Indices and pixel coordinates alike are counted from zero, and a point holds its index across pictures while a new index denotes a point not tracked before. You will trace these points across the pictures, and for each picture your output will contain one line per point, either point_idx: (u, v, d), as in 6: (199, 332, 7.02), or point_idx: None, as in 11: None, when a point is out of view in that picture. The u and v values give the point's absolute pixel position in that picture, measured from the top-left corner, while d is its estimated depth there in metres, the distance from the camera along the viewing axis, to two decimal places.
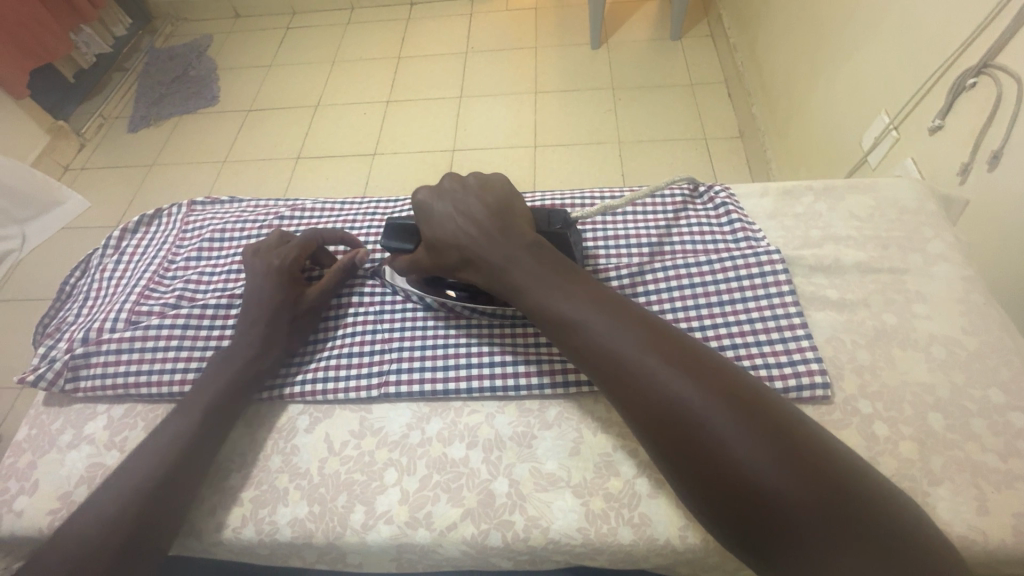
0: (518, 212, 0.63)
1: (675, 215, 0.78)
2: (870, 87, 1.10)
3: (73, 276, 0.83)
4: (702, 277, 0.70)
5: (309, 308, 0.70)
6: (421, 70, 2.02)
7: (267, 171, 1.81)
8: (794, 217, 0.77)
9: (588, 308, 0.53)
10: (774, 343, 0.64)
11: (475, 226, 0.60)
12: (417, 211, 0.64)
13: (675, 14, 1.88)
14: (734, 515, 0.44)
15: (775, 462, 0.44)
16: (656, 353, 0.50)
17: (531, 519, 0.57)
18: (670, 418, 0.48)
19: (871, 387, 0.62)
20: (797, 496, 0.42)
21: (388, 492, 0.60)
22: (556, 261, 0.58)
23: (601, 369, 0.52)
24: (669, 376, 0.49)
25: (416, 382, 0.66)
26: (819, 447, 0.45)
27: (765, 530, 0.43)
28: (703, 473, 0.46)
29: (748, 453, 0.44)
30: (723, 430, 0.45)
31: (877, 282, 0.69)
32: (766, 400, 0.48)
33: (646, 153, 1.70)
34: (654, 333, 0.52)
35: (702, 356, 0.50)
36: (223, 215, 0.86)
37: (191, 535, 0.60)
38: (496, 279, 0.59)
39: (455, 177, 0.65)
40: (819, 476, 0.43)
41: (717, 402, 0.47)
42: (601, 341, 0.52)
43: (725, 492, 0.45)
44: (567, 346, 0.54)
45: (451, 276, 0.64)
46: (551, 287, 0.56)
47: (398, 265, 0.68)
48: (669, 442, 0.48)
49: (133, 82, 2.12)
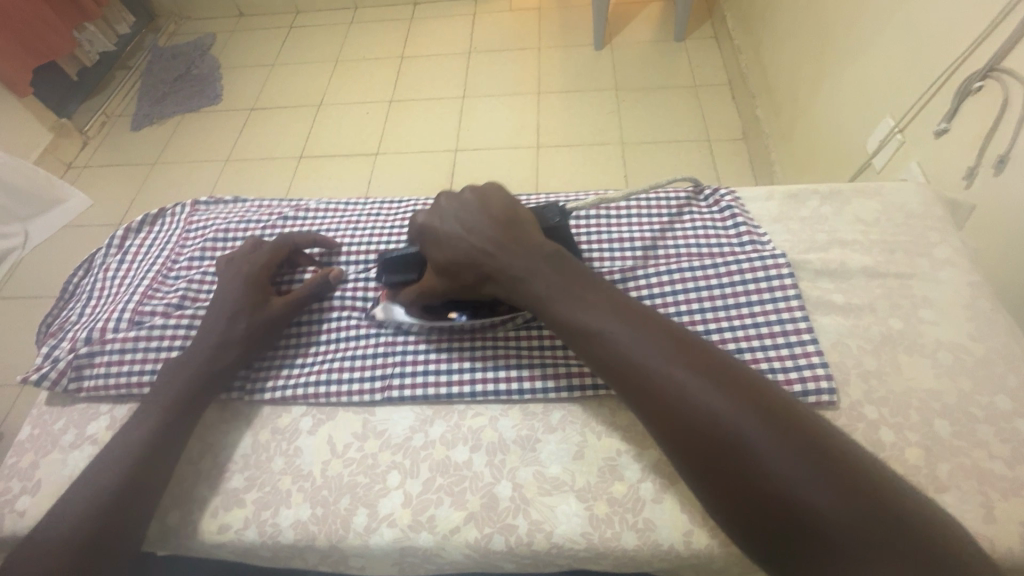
0: (527, 221, 0.62)
1: (680, 217, 0.78)
2: (875, 89, 1.09)
3: (76, 275, 0.83)
4: (707, 279, 0.70)
5: (272, 318, 0.68)
6: (424, 70, 2.02)
7: (269, 171, 1.81)
8: (800, 221, 0.76)
9: (612, 321, 0.53)
10: (779, 347, 0.64)
11: (488, 240, 0.59)
12: (417, 234, 0.64)
13: (679, 15, 1.88)
14: (768, 528, 0.44)
15: (812, 475, 0.43)
16: (684, 366, 0.50)
17: (534, 523, 0.56)
18: (701, 433, 0.47)
19: (877, 392, 0.61)
20: (832, 510, 0.42)
21: (391, 494, 0.59)
22: (575, 271, 0.58)
23: (629, 383, 0.52)
24: (699, 390, 0.48)
25: (419, 386, 0.65)
26: (851, 458, 0.45)
27: (802, 545, 0.43)
28: (737, 488, 0.46)
29: (783, 467, 0.44)
30: (755, 441, 0.45)
31: (883, 287, 0.69)
32: (797, 412, 0.47)
33: (649, 155, 1.70)
34: (681, 345, 0.51)
35: (730, 367, 0.50)
36: (227, 215, 0.85)
37: (193, 535, 0.60)
38: (516, 292, 0.58)
39: (450, 195, 0.64)
40: (854, 488, 0.43)
41: (749, 416, 0.46)
42: (628, 354, 0.51)
43: (759, 507, 0.45)
44: (593, 359, 0.54)
45: (470, 296, 0.63)
46: (574, 299, 0.55)
47: (400, 298, 0.67)
48: (700, 456, 0.47)
49: (136, 81, 2.12)
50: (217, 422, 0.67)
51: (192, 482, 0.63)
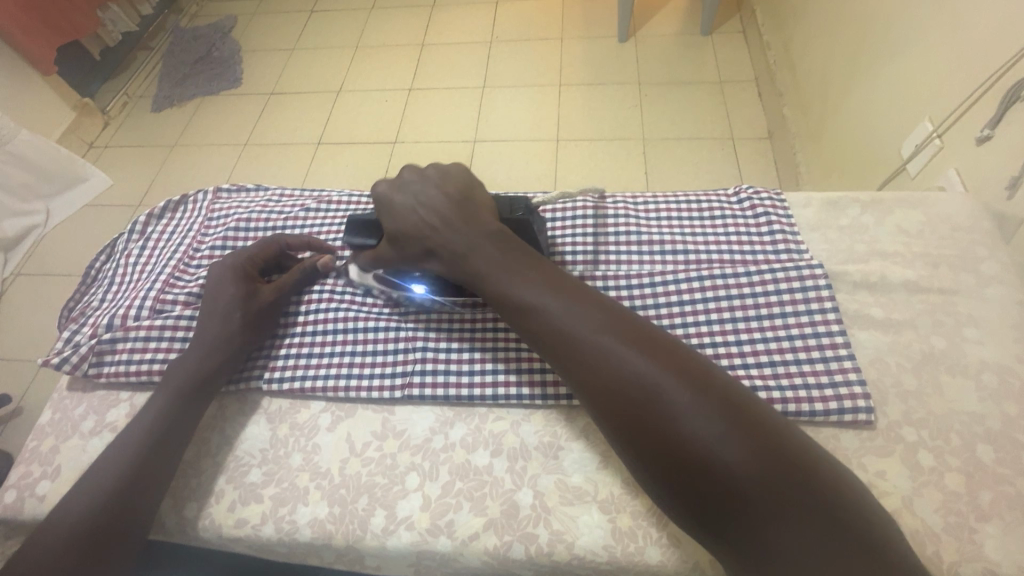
0: (480, 203, 0.61)
1: (712, 222, 0.76)
2: (914, 92, 1.05)
3: (98, 260, 0.83)
4: (739, 288, 0.67)
5: (265, 304, 0.69)
6: (443, 59, 1.99)
7: (287, 156, 1.80)
8: (839, 230, 0.73)
9: (545, 291, 0.53)
10: (815, 361, 0.62)
11: (438, 216, 0.59)
12: (377, 204, 0.62)
13: (707, 8, 1.82)
14: (704, 504, 0.44)
15: (727, 437, 0.44)
16: (611, 334, 0.50)
17: (556, 533, 0.55)
18: (623, 397, 0.48)
19: (917, 414, 0.59)
20: (746, 472, 0.43)
21: (409, 497, 0.58)
22: (518, 247, 0.57)
23: (557, 352, 0.52)
24: (624, 355, 0.49)
25: (440, 386, 0.64)
26: (769, 426, 0.45)
27: (717, 506, 0.43)
28: (657, 452, 0.46)
29: (701, 429, 0.45)
30: (685, 413, 0.45)
31: (925, 303, 0.66)
32: (718, 379, 0.48)
33: (670, 152, 1.66)
34: (610, 314, 0.52)
35: (659, 337, 0.51)
36: (249, 204, 0.84)
37: (211, 529, 0.60)
38: (459, 267, 0.58)
39: (415, 170, 0.63)
40: (771, 451, 0.44)
41: (672, 380, 0.47)
42: (557, 322, 0.52)
43: (678, 472, 0.45)
44: (524, 329, 0.54)
45: (415, 267, 0.62)
46: (513, 272, 0.55)
47: (361, 261, 0.66)
48: (633, 431, 0.47)
49: (158, 63, 2.12)
50: (235, 414, 0.66)
51: (211, 475, 0.62)
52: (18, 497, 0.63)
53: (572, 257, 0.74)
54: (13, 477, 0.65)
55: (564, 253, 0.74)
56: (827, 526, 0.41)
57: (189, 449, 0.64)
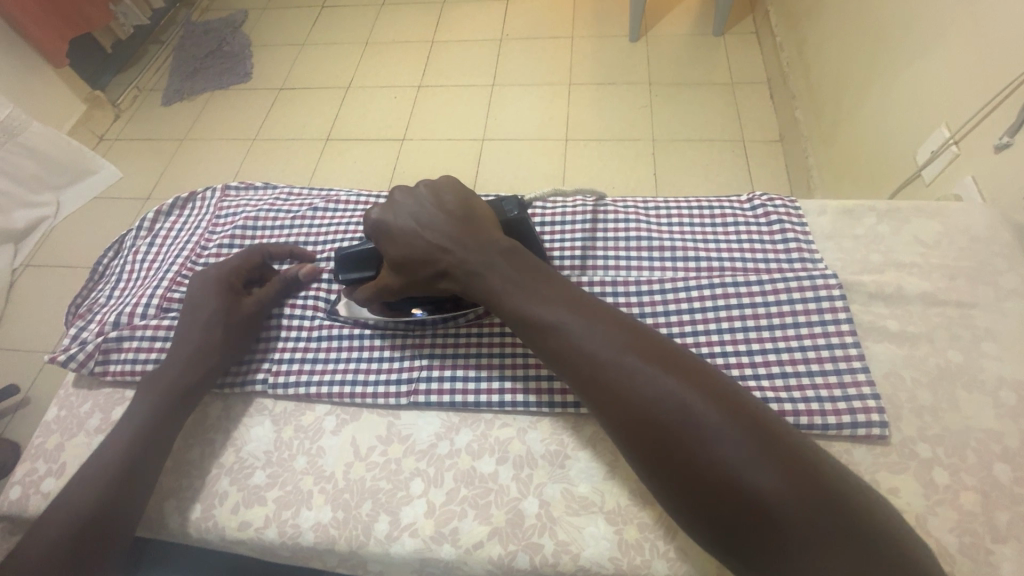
0: (481, 217, 0.60)
1: (724, 229, 0.74)
2: (931, 98, 1.03)
3: (106, 257, 0.83)
4: (751, 296, 0.66)
5: (247, 316, 0.68)
6: (453, 56, 1.98)
7: (295, 152, 1.80)
8: (854, 238, 0.72)
9: (562, 309, 0.52)
10: (827, 373, 0.61)
11: (442, 236, 0.58)
12: (372, 232, 0.62)
13: (720, 7, 1.80)
14: (734, 524, 0.43)
15: (758, 457, 0.43)
16: (632, 353, 0.49)
17: (561, 544, 0.54)
18: (650, 421, 0.46)
19: (932, 430, 0.58)
20: (780, 493, 0.42)
21: (413, 503, 0.58)
22: (530, 263, 0.56)
23: (580, 374, 0.50)
24: (647, 377, 0.48)
25: (447, 392, 0.63)
26: (795, 442, 0.45)
27: (752, 529, 0.43)
28: (685, 473, 0.45)
29: (732, 451, 0.44)
30: (712, 433, 0.44)
31: (941, 315, 0.64)
32: (742, 397, 0.47)
33: (680, 154, 1.64)
34: (629, 332, 0.51)
35: (677, 353, 0.50)
36: (258, 202, 0.84)
37: (214, 530, 0.59)
38: (471, 285, 0.57)
39: (404, 189, 0.62)
40: (797, 467, 0.43)
41: (696, 398, 0.46)
42: (578, 342, 0.50)
43: (710, 496, 0.44)
44: (543, 350, 0.52)
45: (427, 292, 0.62)
46: (527, 289, 0.54)
47: (359, 295, 0.65)
48: (658, 453, 0.46)
49: (168, 55, 2.12)
50: (241, 416, 0.66)
51: (215, 476, 0.62)
52: (23, 494, 0.63)
53: (561, 262, 0.73)
54: (19, 473, 0.65)
55: (553, 258, 0.74)
56: (852, 551, 0.41)
57: (194, 450, 0.64)
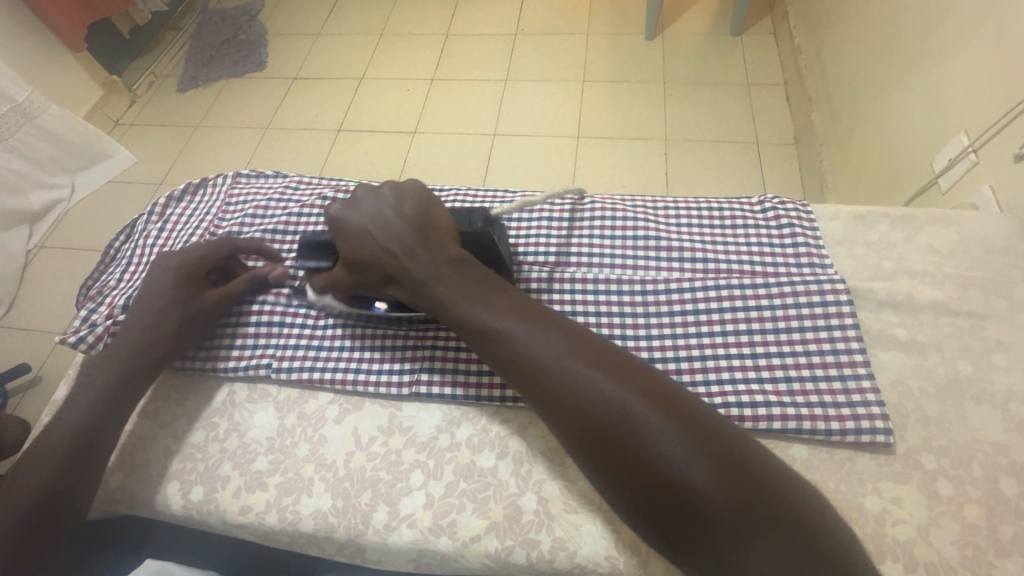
0: (442, 226, 0.60)
1: (734, 231, 0.74)
2: (950, 105, 1.01)
3: (118, 240, 0.84)
4: (757, 299, 0.66)
5: (200, 312, 0.68)
6: (466, 49, 1.97)
7: (307, 141, 1.80)
8: (866, 245, 0.71)
9: (508, 315, 0.54)
10: (832, 379, 0.60)
11: (393, 240, 0.58)
12: (332, 226, 0.62)
13: (738, 7, 1.78)
14: (672, 521, 0.44)
15: (693, 453, 0.45)
16: (573, 357, 0.50)
17: (558, 540, 0.55)
18: (589, 422, 0.48)
19: (938, 441, 0.57)
20: (712, 487, 0.43)
21: (412, 494, 0.58)
22: (478, 273, 0.57)
23: (525, 379, 0.52)
24: (587, 379, 0.49)
25: (448, 385, 0.64)
26: (734, 440, 0.46)
27: (685, 522, 0.44)
28: (621, 470, 0.46)
29: (666, 448, 0.45)
30: (647, 432, 0.46)
31: (952, 325, 0.63)
32: (679, 394, 0.49)
33: (692, 154, 1.63)
34: (570, 336, 0.52)
35: (618, 357, 0.51)
36: (268, 190, 0.84)
37: (214, 514, 0.60)
38: (418, 292, 0.58)
39: (368, 189, 0.62)
40: (730, 464, 0.44)
41: (633, 399, 0.47)
42: (521, 347, 0.52)
43: (649, 493, 0.45)
44: (490, 356, 0.54)
45: (374, 292, 0.62)
46: (476, 297, 0.55)
47: (315, 283, 0.66)
48: (597, 453, 0.48)
49: (185, 43, 2.14)
50: (245, 401, 0.67)
51: (218, 460, 0.63)
52: None
53: (568, 257, 0.73)
54: None
55: (559, 253, 0.73)
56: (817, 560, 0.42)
57: (198, 434, 0.65)
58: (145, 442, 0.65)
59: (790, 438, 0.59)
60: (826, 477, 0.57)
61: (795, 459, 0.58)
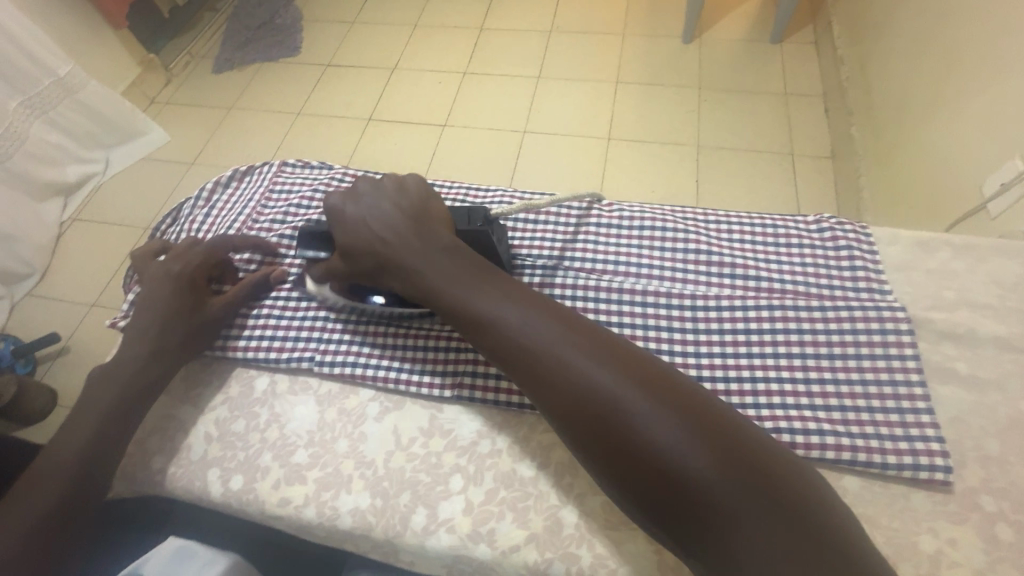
0: (437, 216, 0.61)
1: (788, 250, 0.71)
2: (1005, 129, 0.98)
3: (165, 222, 0.84)
4: (812, 323, 0.64)
5: (208, 319, 0.68)
6: (501, 44, 1.96)
7: (337, 129, 1.81)
8: (926, 272, 0.68)
9: (503, 302, 0.53)
10: (888, 412, 0.59)
11: (390, 229, 0.58)
12: (329, 216, 0.62)
13: (781, 14, 1.74)
14: (671, 513, 0.44)
15: (688, 443, 0.44)
16: (570, 345, 0.50)
17: (599, 557, 0.54)
18: (583, 412, 0.47)
19: (998, 482, 0.55)
20: (711, 477, 0.43)
21: (452, 499, 0.58)
22: (473, 260, 0.57)
23: (520, 368, 0.51)
24: (580, 368, 0.48)
25: (491, 391, 0.62)
26: (734, 429, 0.45)
27: (685, 515, 0.43)
28: (617, 462, 0.46)
29: (664, 440, 0.44)
30: (642, 422, 0.45)
31: (1015, 362, 0.61)
32: (676, 383, 0.48)
33: (727, 163, 1.60)
34: (567, 324, 0.51)
35: (613, 346, 0.50)
36: (314, 180, 0.84)
37: (254, 504, 0.60)
38: (412, 280, 0.57)
39: (361, 183, 0.63)
40: (728, 453, 0.44)
41: (626, 389, 0.47)
42: (517, 335, 0.51)
43: (646, 485, 0.45)
44: (486, 345, 0.53)
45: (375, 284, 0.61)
46: (474, 283, 0.55)
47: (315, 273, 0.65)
48: (594, 445, 0.47)
49: (223, 23, 2.15)
50: (286, 393, 0.67)
51: (258, 450, 0.63)
52: None
53: (613, 265, 0.72)
54: None
55: (604, 261, 0.72)
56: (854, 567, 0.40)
57: (239, 423, 0.65)
58: (187, 427, 0.66)
59: (843, 469, 0.57)
60: (879, 512, 0.55)
61: (847, 490, 0.56)
